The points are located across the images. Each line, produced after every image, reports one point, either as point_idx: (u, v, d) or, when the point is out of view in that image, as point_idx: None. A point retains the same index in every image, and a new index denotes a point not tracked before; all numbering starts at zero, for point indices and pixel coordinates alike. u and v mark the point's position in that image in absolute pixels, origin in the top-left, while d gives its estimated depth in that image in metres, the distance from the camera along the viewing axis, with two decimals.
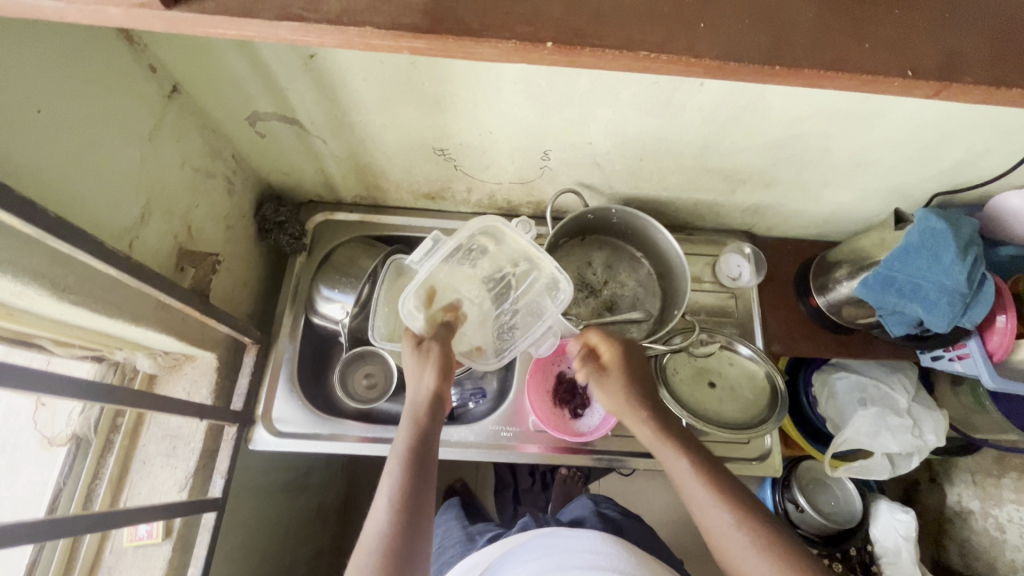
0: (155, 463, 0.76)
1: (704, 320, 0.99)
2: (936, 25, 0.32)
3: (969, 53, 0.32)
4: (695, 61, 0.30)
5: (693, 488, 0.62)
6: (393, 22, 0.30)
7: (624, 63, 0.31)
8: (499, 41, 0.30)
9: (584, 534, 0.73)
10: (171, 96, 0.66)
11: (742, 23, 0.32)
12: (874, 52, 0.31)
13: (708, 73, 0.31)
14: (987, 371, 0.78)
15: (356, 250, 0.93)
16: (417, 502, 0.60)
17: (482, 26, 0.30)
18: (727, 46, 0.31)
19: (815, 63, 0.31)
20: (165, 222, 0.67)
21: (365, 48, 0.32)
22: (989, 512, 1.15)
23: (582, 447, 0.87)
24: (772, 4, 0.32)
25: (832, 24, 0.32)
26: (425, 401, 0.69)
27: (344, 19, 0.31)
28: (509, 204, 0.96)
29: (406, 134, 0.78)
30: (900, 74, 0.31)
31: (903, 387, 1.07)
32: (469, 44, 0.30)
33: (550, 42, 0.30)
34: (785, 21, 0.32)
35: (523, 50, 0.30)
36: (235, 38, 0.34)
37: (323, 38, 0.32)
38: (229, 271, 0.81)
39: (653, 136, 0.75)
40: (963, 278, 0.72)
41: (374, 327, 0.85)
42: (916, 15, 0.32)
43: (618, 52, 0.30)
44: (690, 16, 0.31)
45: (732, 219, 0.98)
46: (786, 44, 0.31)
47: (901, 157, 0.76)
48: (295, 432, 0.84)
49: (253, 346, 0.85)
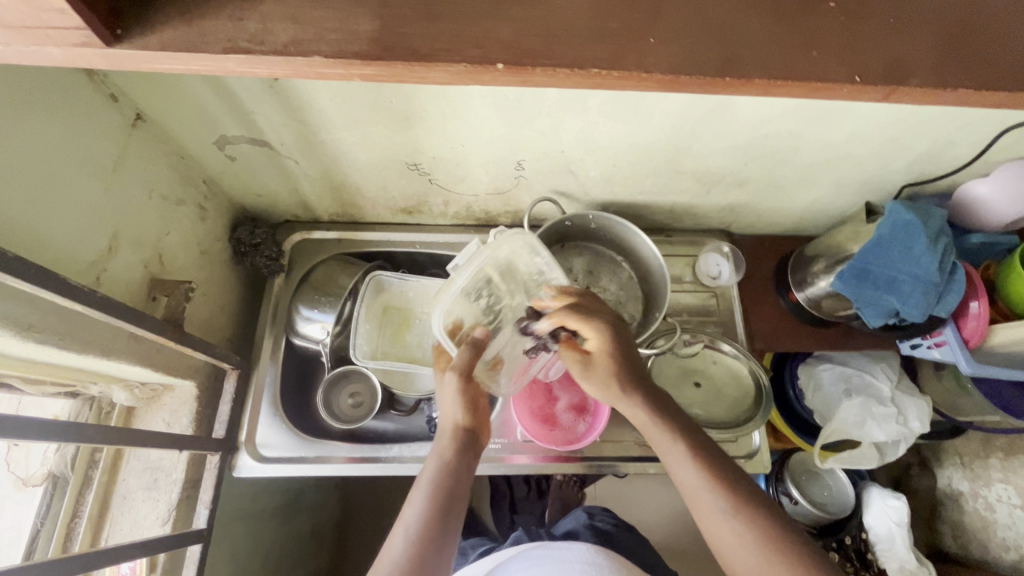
0: (136, 497, 0.74)
1: (688, 320, 1.00)
2: (883, 30, 0.33)
3: (916, 56, 0.33)
4: (647, 76, 0.31)
5: (687, 475, 0.62)
6: (340, 50, 0.30)
7: (576, 81, 0.31)
8: (450, 65, 0.30)
9: (577, 546, 0.77)
10: (135, 125, 0.66)
11: (691, 37, 0.32)
12: (822, 60, 0.32)
13: (661, 87, 0.31)
14: (964, 358, 0.79)
15: (335, 268, 0.93)
16: (439, 537, 0.59)
17: (431, 51, 0.30)
18: (678, 62, 0.31)
19: (765, 73, 0.31)
20: (135, 252, 0.66)
21: (315, 76, 0.32)
22: (979, 493, 1.16)
23: (572, 455, 0.87)
24: (717, 18, 0.32)
25: (780, 33, 0.32)
26: (451, 435, 0.69)
27: (291, 49, 0.31)
28: (486, 215, 0.96)
29: (378, 151, 0.77)
30: (849, 78, 0.32)
31: (887, 375, 1.08)
32: (419, 69, 0.30)
33: (502, 64, 0.30)
34: (733, 33, 0.32)
35: (474, 73, 0.30)
36: (183, 72, 0.34)
37: (270, 68, 0.32)
38: (205, 298, 0.80)
39: (624, 142, 0.76)
40: (935, 268, 0.74)
41: (355, 347, 0.86)
42: (862, 21, 0.33)
43: (568, 72, 0.30)
44: (640, 32, 0.31)
45: (709, 219, 0.99)
46: (734, 54, 0.32)
47: (868, 152, 0.78)
48: (280, 457, 0.83)
49: (234, 370, 0.82)
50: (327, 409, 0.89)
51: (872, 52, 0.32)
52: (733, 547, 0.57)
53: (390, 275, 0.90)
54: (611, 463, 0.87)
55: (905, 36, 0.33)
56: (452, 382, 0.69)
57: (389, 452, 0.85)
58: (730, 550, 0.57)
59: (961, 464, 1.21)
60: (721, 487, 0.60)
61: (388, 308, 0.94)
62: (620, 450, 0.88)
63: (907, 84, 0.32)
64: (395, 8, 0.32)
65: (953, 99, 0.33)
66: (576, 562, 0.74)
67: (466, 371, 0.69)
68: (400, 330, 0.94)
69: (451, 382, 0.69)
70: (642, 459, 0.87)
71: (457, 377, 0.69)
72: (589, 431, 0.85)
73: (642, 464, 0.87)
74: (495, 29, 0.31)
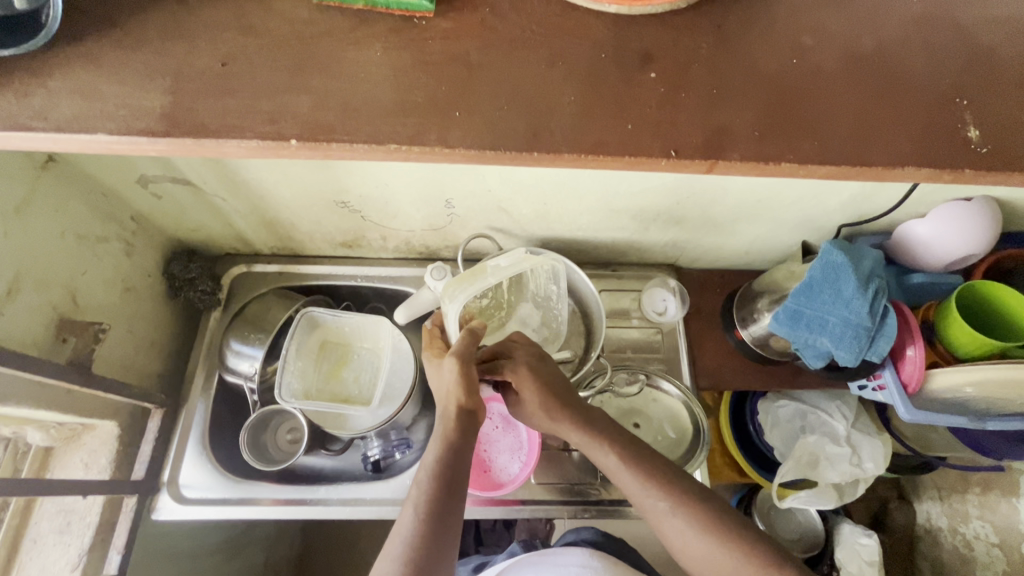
0: (47, 541, 0.73)
1: (632, 356, 0.98)
2: (630, 122, 0.42)
3: (686, 140, 0.42)
4: (451, 149, 0.40)
5: (630, 484, 0.65)
6: (129, 126, 0.40)
7: (381, 152, 0.41)
8: (245, 140, 0.40)
9: (574, 550, 0.75)
10: (46, 167, 0.65)
11: (497, 109, 0.42)
12: (631, 135, 0.42)
13: (467, 155, 0.41)
14: (903, 404, 0.76)
15: (269, 302, 0.90)
16: (446, 518, 0.58)
17: (225, 128, 0.40)
18: (481, 131, 0.41)
19: (574, 147, 0.41)
20: (39, 294, 0.66)
21: (104, 147, 0.40)
22: (957, 529, 1.07)
23: (505, 498, 0.84)
24: (532, 105, 0.42)
25: (592, 105, 0.43)
26: (456, 417, 0.64)
27: (77, 125, 0.39)
28: (427, 249, 0.95)
29: (303, 190, 0.76)
30: (666, 152, 0.42)
31: (842, 414, 1.02)
32: (216, 143, 0.40)
33: (295, 141, 0.40)
34: (548, 114, 0.42)
35: (276, 145, 0.40)
36: (22, 146, 0.40)
37: (57, 142, 0.40)
38: (125, 335, 0.79)
39: (549, 182, 0.74)
40: (865, 312, 0.72)
41: (282, 385, 0.84)
42: (621, 117, 0.42)
43: (368, 146, 0.40)
44: (448, 107, 0.42)
45: (654, 254, 0.97)
46: (543, 130, 0.41)
47: (799, 193, 0.76)
48: (201, 498, 0.81)
49: (158, 410, 0.83)
50: (254, 447, 0.87)
51: (691, 130, 0.42)
52: (690, 543, 0.61)
53: (323, 312, 0.89)
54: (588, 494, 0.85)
55: (733, 107, 0.43)
56: (451, 366, 0.65)
57: (315, 494, 0.83)
58: (682, 542, 0.61)
59: (939, 499, 1.13)
60: (667, 488, 0.63)
61: (326, 343, 0.93)
62: (555, 492, 0.86)
63: (725, 156, 0.42)
64: (190, 83, 0.41)
65: (781, 167, 0.42)
66: (570, 568, 0.72)
67: (466, 355, 0.66)
68: (337, 366, 0.93)
69: (451, 367, 0.65)
70: (576, 502, 0.85)
71: (456, 361, 0.65)
72: (521, 473, 0.85)
73: (576, 507, 0.85)
74: (291, 103, 0.41)
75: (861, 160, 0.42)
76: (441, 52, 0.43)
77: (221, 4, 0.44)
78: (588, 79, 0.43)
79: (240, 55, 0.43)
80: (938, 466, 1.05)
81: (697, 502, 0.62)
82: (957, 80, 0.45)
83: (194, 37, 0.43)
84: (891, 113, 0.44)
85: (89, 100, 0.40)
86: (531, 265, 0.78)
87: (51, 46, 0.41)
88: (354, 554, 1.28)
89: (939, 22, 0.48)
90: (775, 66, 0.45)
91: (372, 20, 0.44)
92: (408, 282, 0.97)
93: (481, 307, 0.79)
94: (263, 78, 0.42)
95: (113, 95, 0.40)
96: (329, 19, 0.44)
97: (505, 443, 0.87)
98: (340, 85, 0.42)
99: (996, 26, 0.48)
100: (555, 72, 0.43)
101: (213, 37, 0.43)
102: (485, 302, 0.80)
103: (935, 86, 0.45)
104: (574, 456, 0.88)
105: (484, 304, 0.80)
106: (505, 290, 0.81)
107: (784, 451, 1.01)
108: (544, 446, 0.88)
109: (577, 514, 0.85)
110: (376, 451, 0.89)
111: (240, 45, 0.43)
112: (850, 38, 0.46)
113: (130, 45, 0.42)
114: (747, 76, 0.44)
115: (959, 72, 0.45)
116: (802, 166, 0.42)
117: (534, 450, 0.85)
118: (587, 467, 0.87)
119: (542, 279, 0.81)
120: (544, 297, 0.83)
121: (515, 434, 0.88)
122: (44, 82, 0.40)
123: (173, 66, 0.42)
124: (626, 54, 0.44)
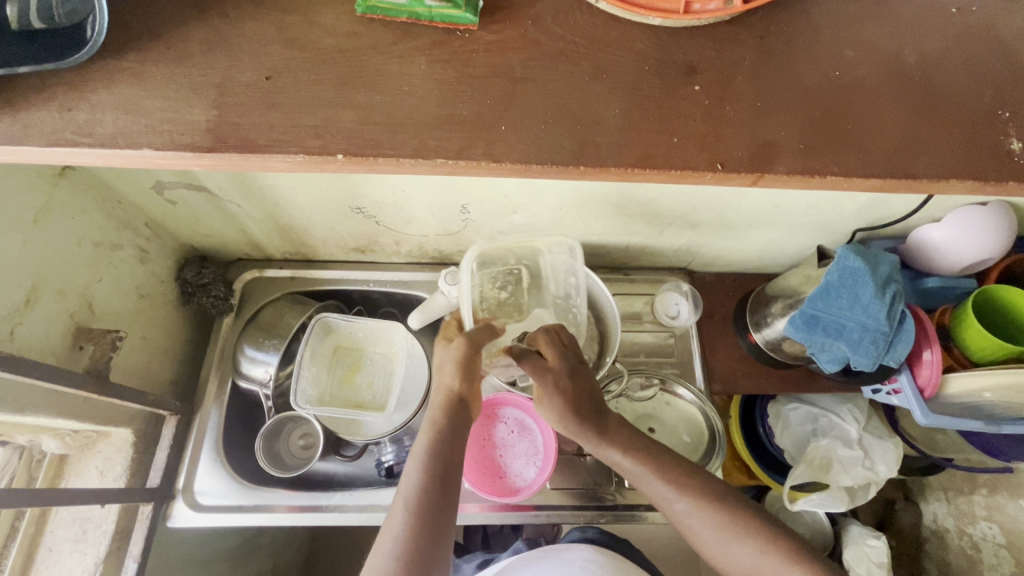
0: (63, 549, 0.73)
1: (645, 360, 0.97)
2: (674, 135, 0.43)
3: (733, 150, 0.43)
4: (494, 162, 0.41)
5: (658, 491, 0.65)
6: (170, 141, 0.40)
7: (418, 165, 0.41)
8: (286, 155, 0.40)
9: (578, 546, 0.78)
10: (62, 175, 0.65)
11: (533, 125, 0.42)
12: (684, 151, 0.42)
13: (509, 170, 0.41)
14: (919, 407, 0.77)
15: (282, 308, 0.89)
16: (437, 507, 0.59)
17: (265, 142, 0.40)
18: (517, 145, 0.41)
19: (622, 161, 0.41)
20: (55, 302, 0.65)
21: (142, 160, 0.41)
22: (964, 530, 1.07)
23: (521, 503, 0.84)
24: (567, 117, 0.42)
25: (635, 115, 0.43)
26: (451, 408, 0.65)
27: (118, 140, 0.40)
28: (441, 253, 0.94)
29: (318, 196, 0.76)
30: (712, 165, 0.42)
31: (854, 417, 1.00)
32: (253, 156, 0.40)
33: (336, 155, 0.40)
34: (587, 126, 0.42)
35: (313, 158, 0.40)
36: (62, 160, 0.40)
37: (96, 155, 0.40)
38: (138, 342, 0.78)
39: (566, 188, 0.74)
40: (883, 316, 0.72)
41: (298, 392, 0.85)
42: (667, 129, 0.43)
43: (406, 160, 0.40)
44: (492, 122, 0.42)
45: (668, 258, 0.97)
46: (588, 146, 0.41)
47: (816, 198, 0.76)
48: (217, 505, 0.81)
49: (173, 416, 0.82)
50: (269, 455, 0.87)
51: (736, 143, 0.43)
52: (718, 549, 0.62)
53: (337, 318, 0.89)
54: (599, 497, 0.85)
55: (779, 120, 0.44)
56: (457, 347, 0.67)
57: (331, 500, 0.83)
58: (722, 552, 0.62)
59: (946, 499, 1.11)
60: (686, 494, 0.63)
61: (339, 348, 0.93)
62: (568, 497, 0.86)
63: (772, 168, 0.42)
64: (231, 98, 0.42)
65: (825, 178, 0.43)
66: (575, 562, 0.76)
67: (472, 343, 0.67)
68: (350, 371, 0.93)
69: (456, 347, 0.67)
70: (589, 506, 0.85)
71: (461, 345, 0.67)
72: (538, 478, 0.84)
73: (590, 512, 0.85)
74: (335, 118, 0.41)
75: (905, 172, 0.42)
76: (484, 65, 0.44)
77: (259, 16, 0.44)
78: (634, 91, 0.43)
79: (284, 70, 0.43)
80: (946, 466, 1.05)
81: (716, 508, 0.62)
82: (993, 92, 0.45)
83: (229, 49, 0.43)
84: (936, 126, 0.44)
85: (133, 115, 0.40)
86: (542, 245, 0.77)
87: (96, 59, 0.42)
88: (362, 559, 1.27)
89: (975, 35, 0.48)
90: (816, 79, 0.45)
91: (414, 33, 0.44)
92: (420, 286, 0.96)
93: (498, 300, 0.77)
94: (304, 90, 0.42)
95: (155, 108, 0.41)
96: (370, 32, 0.44)
97: (521, 448, 0.87)
98: (378, 98, 0.42)
99: None
100: (596, 85, 0.43)
101: (256, 50, 0.43)
102: (501, 293, 0.77)
103: (972, 100, 0.45)
104: (587, 461, 0.88)
105: (501, 296, 0.77)
106: (525, 288, 0.78)
107: (796, 454, 1.00)
108: (559, 451, 0.88)
109: (591, 519, 0.84)
110: (389, 458, 0.90)
111: (282, 59, 0.43)
112: (890, 50, 0.47)
113: (173, 59, 0.42)
114: (789, 87, 0.45)
115: (996, 85, 0.46)
116: (846, 179, 0.42)
117: (550, 457, 0.84)
118: (601, 471, 0.87)
119: (559, 275, 0.78)
120: (564, 298, 0.78)
121: (531, 439, 0.87)
122: (89, 97, 0.41)
123: (215, 79, 0.42)
124: (669, 66, 0.45)
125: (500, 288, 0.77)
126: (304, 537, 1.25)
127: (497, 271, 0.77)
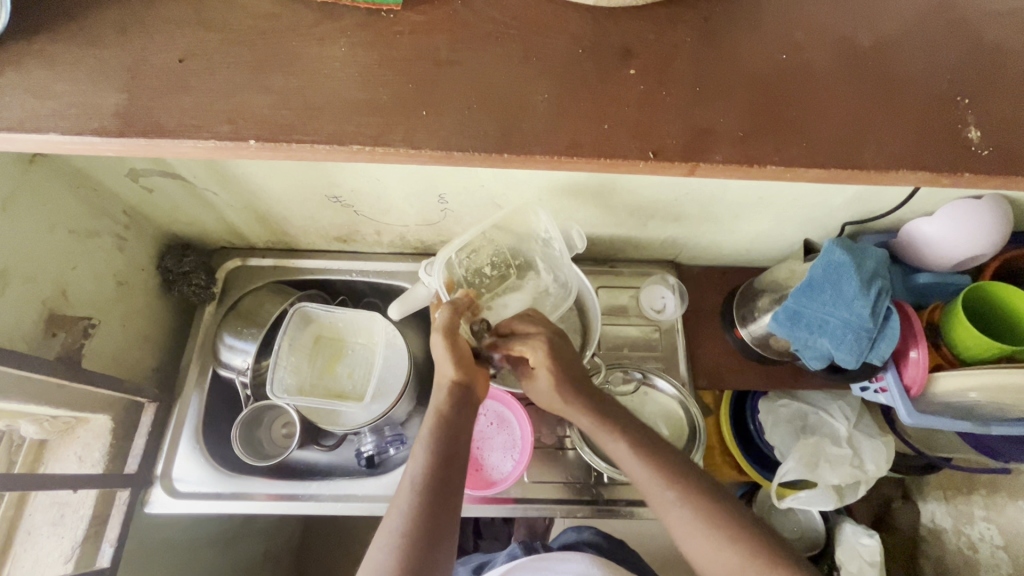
0: (41, 532, 0.74)
1: (628, 354, 0.96)
2: (607, 122, 0.42)
3: (670, 141, 0.42)
4: (417, 150, 0.40)
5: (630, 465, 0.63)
6: (82, 125, 0.40)
7: (344, 153, 0.41)
8: (201, 139, 0.40)
9: (572, 557, 0.75)
10: (32, 161, 0.65)
11: (459, 110, 0.41)
12: (620, 142, 0.41)
13: (433, 156, 0.41)
14: (904, 407, 0.75)
15: (262, 296, 0.89)
16: (445, 485, 0.59)
17: (188, 129, 0.40)
18: (438, 130, 0.41)
19: (551, 149, 0.41)
20: (26, 288, 0.65)
21: (60, 145, 0.41)
22: (962, 531, 1.02)
23: (498, 496, 0.84)
24: (502, 103, 0.42)
25: (564, 100, 0.42)
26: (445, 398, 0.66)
27: (29, 124, 0.40)
28: (422, 243, 0.93)
29: (292, 184, 0.74)
30: (644, 153, 0.41)
31: (844, 415, 0.98)
32: (172, 139, 0.40)
33: (255, 140, 0.40)
34: (518, 114, 0.42)
35: (236, 144, 0.40)
36: None
37: (14, 139, 0.40)
38: (117, 329, 0.79)
39: (540, 178, 0.71)
40: (867, 313, 0.69)
41: (274, 381, 0.83)
42: (602, 120, 0.42)
43: (327, 147, 0.40)
44: (416, 107, 0.42)
45: (653, 250, 0.95)
46: (515, 132, 0.41)
47: (798, 191, 0.73)
48: (194, 492, 0.81)
49: (151, 404, 0.83)
50: (248, 442, 0.87)
51: (671, 130, 0.42)
52: (695, 540, 0.58)
53: (315, 307, 0.88)
54: (580, 495, 0.84)
55: (715, 107, 0.43)
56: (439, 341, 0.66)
57: (306, 490, 0.83)
58: (699, 550, 0.58)
59: (944, 499, 1.07)
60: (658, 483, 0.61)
61: (320, 338, 0.93)
62: (545, 489, 0.85)
63: (707, 157, 0.41)
64: (146, 84, 0.41)
65: (764, 168, 0.42)
66: None
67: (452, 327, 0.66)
68: (331, 361, 0.93)
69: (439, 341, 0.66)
70: (567, 501, 0.84)
71: (442, 334, 0.66)
72: (512, 471, 0.84)
73: (571, 506, 0.84)
74: (252, 102, 0.41)
75: (850, 163, 0.41)
76: (409, 48, 0.43)
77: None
78: (565, 75, 0.43)
79: (200, 53, 0.42)
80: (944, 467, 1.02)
81: (683, 503, 0.60)
82: (955, 76, 0.44)
83: (151, 33, 0.43)
84: (884, 114, 0.43)
85: (43, 99, 0.40)
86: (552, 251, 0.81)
87: (5, 44, 0.41)
88: (356, 548, 1.28)
89: (937, 16, 0.46)
90: (763, 63, 0.44)
91: (339, 15, 0.44)
92: (403, 277, 0.95)
93: (477, 270, 0.81)
94: (223, 76, 0.42)
95: (66, 92, 0.41)
96: (293, 13, 0.44)
97: (499, 441, 0.87)
98: (303, 83, 0.42)
99: (1000, 21, 0.46)
100: (525, 70, 0.43)
101: (173, 33, 0.43)
102: (485, 269, 0.82)
103: (932, 86, 0.44)
104: (567, 454, 0.87)
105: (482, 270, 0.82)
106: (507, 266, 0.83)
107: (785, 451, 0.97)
108: (538, 444, 0.87)
109: (571, 513, 0.83)
110: (369, 447, 0.88)
111: (200, 41, 0.43)
112: (844, 33, 0.45)
113: (85, 41, 0.42)
114: (733, 73, 0.43)
115: (957, 71, 0.44)
116: (788, 168, 0.42)
117: (527, 449, 0.85)
118: (580, 466, 0.86)
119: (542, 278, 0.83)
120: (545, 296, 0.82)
121: (509, 432, 0.87)
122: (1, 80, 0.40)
123: (130, 63, 0.42)
124: (604, 50, 0.44)
125: (487, 264, 0.82)
126: (296, 526, 1.26)
127: (496, 247, 0.81)
